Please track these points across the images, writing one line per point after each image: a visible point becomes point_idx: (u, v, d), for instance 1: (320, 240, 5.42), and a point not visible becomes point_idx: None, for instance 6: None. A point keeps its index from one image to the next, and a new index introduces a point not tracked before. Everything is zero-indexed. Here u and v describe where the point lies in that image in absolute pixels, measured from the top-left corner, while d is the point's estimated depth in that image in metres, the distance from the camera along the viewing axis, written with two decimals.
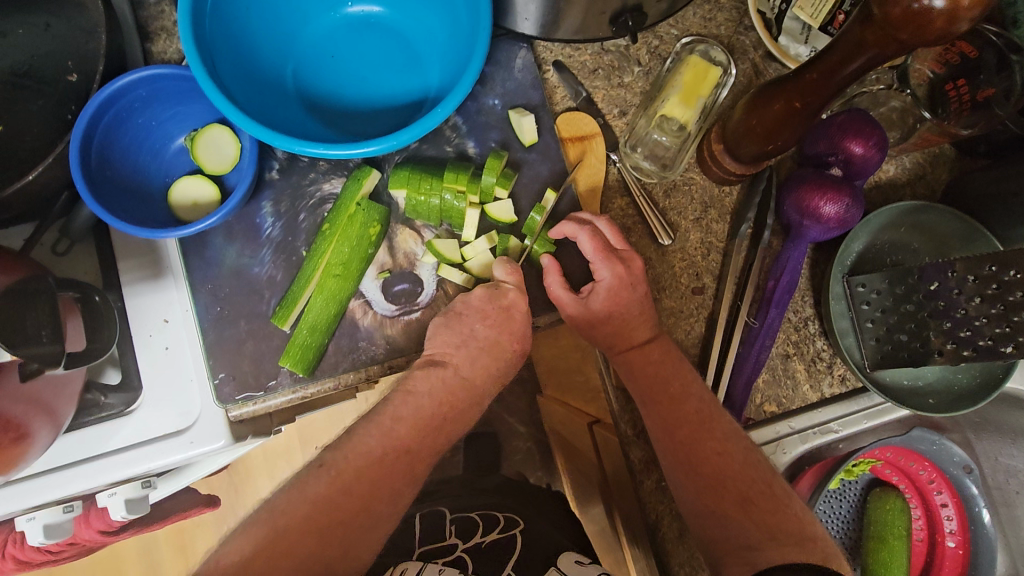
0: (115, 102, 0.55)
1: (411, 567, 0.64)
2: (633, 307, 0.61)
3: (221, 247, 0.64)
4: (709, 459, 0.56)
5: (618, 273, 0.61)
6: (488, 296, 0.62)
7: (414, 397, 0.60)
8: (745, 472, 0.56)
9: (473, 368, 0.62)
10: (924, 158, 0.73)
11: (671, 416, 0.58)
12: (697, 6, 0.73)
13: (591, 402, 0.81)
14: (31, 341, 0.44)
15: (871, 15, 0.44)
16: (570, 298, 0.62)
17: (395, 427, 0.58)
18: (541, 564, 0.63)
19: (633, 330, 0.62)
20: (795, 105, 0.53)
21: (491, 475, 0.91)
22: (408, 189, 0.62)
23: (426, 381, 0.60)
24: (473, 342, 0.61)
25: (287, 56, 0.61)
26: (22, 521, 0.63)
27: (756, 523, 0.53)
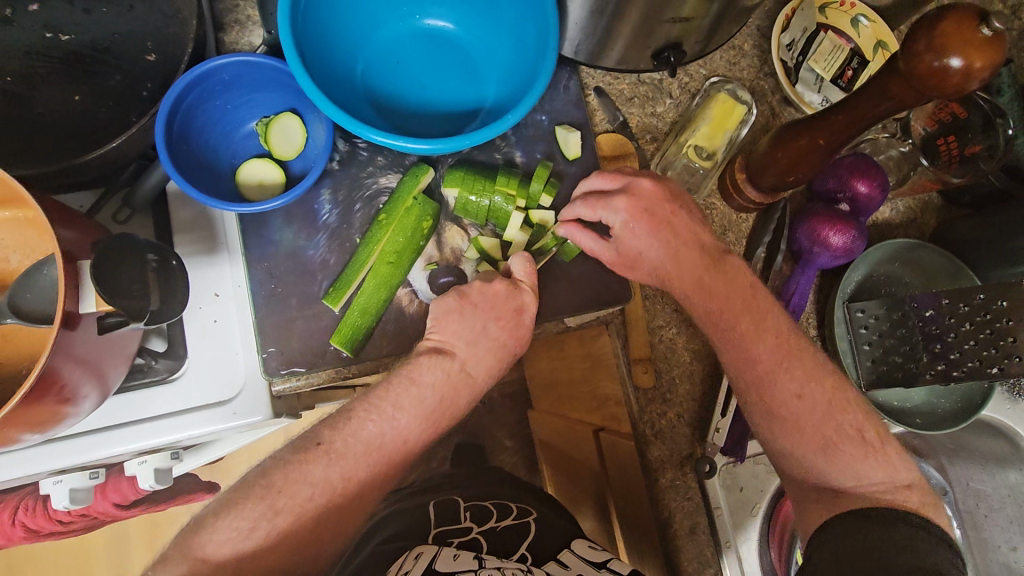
0: (202, 82, 0.58)
1: (425, 547, 0.66)
2: (655, 229, 0.63)
3: (280, 229, 0.67)
4: (787, 402, 0.58)
5: (625, 205, 0.63)
6: (503, 295, 0.65)
7: (418, 389, 0.61)
8: (822, 423, 0.57)
9: (478, 365, 0.64)
10: (915, 204, 0.82)
11: (741, 358, 0.60)
12: (724, 51, 0.80)
13: (597, 410, 0.76)
14: (126, 295, 0.48)
15: (897, 67, 0.51)
16: (603, 246, 0.65)
17: (397, 417, 0.59)
18: (554, 548, 0.67)
19: (684, 260, 0.63)
20: (819, 142, 0.60)
21: (494, 471, 0.94)
22: (461, 188, 0.67)
23: (431, 371, 0.61)
24: (483, 339, 0.64)
25: (359, 58, 0.66)
26: (48, 484, 0.63)
27: (836, 467, 0.57)
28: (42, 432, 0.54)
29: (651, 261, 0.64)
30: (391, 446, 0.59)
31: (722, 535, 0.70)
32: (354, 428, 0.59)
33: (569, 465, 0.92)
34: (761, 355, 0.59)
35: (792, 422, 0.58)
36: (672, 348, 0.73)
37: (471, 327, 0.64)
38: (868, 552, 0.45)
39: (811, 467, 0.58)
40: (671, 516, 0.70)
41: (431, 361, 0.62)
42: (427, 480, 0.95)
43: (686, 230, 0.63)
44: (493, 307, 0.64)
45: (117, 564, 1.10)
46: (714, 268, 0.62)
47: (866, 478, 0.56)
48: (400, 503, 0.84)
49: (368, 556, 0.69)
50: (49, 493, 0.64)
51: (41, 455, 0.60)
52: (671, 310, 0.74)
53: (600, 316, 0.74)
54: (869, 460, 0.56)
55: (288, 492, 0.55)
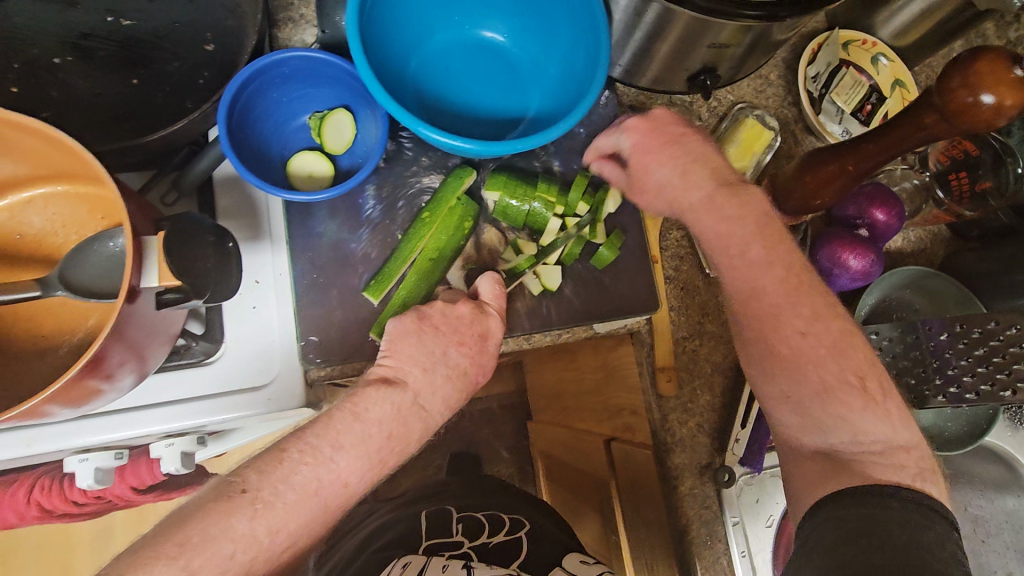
0: (264, 73, 0.60)
1: (414, 558, 0.68)
2: (666, 143, 0.63)
3: (324, 221, 0.68)
4: (789, 338, 0.53)
5: (633, 128, 0.65)
6: (468, 318, 0.63)
7: (364, 423, 0.53)
8: (826, 362, 0.52)
9: (433, 397, 0.58)
10: (926, 235, 0.86)
11: (746, 285, 0.56)
12: (751, 79, 0.84)
13: (608, 420, 0.79)
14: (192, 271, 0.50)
15: (931, 101, 0.54)
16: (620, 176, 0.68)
17: (335, 458, 0.51)
18: (548, 564, 0.67)
19: (693, 184, 0.61)
20: (848, 168, 0.64)
21: (491, 480, 0.95)
22: (504, 192, 0.68)
23: (380, 404, 0.55)
24: (441, 366, 0.59)
25: (411, 62, 0.68)
26: (74, 462, 0.62)
27: (828, 417, 0.52)
28: (71, 406, 0.54)
29: (664, 176, 0.63)
30: (330, 494, 0.51)
31: (738, 546, 0.72)
32: (283, 476, 0.49)
33: (581, 477, 0.96)
34: (770, 286, 0.55)
35: (792, 363, 0.53)
36: (694, 360, 0.75)
37: (431, 349, 0.60)
38: (857, 536, 0.43)
39: (806, 412, 0.53)
40: (689, 523, 0.72)
41: (380, 393, 0.55)
42: (421, 489, 0.96)
43: (695, 150, 0.63)
44: (456, 330, 0.62)
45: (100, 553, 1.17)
46: (731, 191, 0.59)
47: (863, 433, 0.51)
48: (395, 512, 0.84)
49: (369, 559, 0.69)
50: (73, 470, 0.62)
51: (73, 431, 0.60)
52: (693, 321, 0.76)
53: (628, 325, 0.75)
54: (866, 412, 0.51)
55: (203, 553, 0.44)
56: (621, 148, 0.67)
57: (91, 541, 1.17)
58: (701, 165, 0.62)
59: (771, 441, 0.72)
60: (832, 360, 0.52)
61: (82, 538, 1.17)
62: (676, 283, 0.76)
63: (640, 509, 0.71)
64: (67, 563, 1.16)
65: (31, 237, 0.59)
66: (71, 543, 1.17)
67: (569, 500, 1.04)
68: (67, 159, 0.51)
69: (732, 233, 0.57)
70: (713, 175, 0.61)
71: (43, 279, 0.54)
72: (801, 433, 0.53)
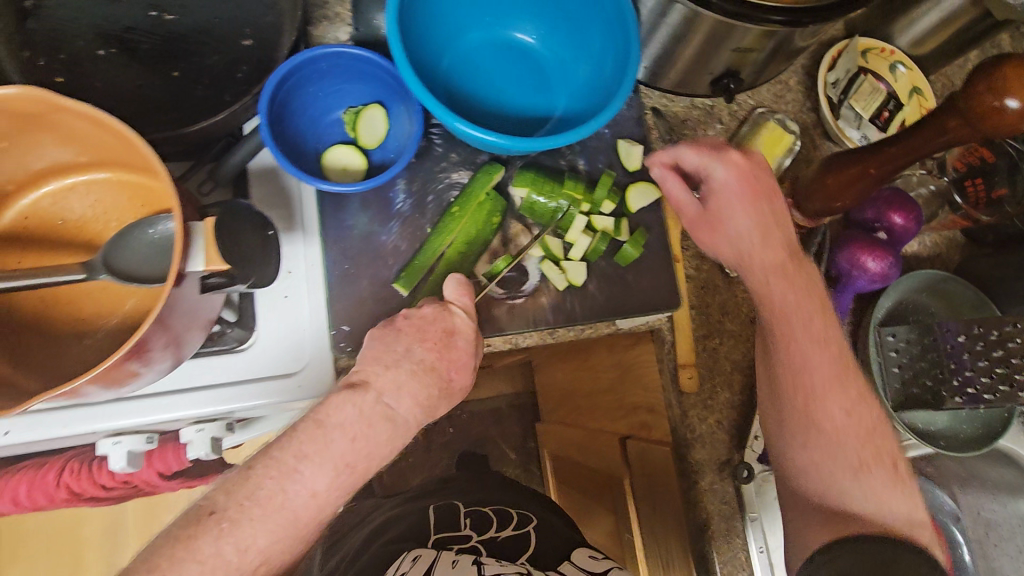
0: (302, 68, 0.61)
1: (424, 552, 0.68)
2: (755, 197, 0.64)
3: (356, 213, 0.69)
4: (834, 415, 0.61)
5: (733, 162, 0.64)
6: (431, 317, 0.62)
7: (322, 431, 0.52)
8: (863, 439, 0.61)
9: (399, 396, 0.56)
10: (941, 241, 0.87)
11: (805, 360, 0.62)
12: (771, 85, 0.86)
13: (624, 417, 0.81)
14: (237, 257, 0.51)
15: (956, 105, 0.55)
16: (687, 198, 0.66)
17: (299, 469, 0.51)
18: (558, 558, 0.67)
19: (772, 248, 0.63)
20: (870, 170, 0.65)
21: (496, 477, 0.96)
22: (532, 188, 0.70)
23: (340, 410, 0.54)
24: (405, 362, 0.58)
25: (443, 60, 0.69)
26: (107, 445, 0.62)
27: (862, 490, 0.60)
28: (106, 387, 0.54)
29: (738, 226, 0.64)
30: (297, 505, 0.50)
31: (755, 542, 0.73)
32: (248, 493, 0.49)
33: (592, 476, 0.97)
34: (824, 364, 0.61)
35: (831, 436, 0.61)
36: (715, 357, 0.76)
37: (393, 350, 0.59)
38: None
39: (841, 485, 0.61)
40: (709, 518, 0.73)
41: (341, 398, 0.54)
42: (426, 486, 0.98)
43: (777, 211, 0.65)
44: (420, 330, 0.61)
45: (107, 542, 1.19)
46: (800, 264, 0.64)
47: (890, 507, 0.59)
48: (399, 508, 0.85)
49: (376, 553, 0.69)
50: (107, 454, 0.62)
51: (106, 414, 0.61)
52: (713, 320, 0.77)
53: (649, 322, 0.76)
54: (893, 489, 0.60)
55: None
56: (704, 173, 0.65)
57: (102, 543, 1.19)
58: (780, 230, 0.64)
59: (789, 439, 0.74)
60: (864, 437, 0.61)
61: (93, 539, 1.19)
62: (696, 282, 0.77)
63: (656, 507, 0.73)
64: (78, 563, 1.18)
65: (72, 223, 0.60)
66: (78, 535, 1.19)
67: (580, 499, 1.05)
68: (114, 144, 0.52)
69: (799, 306, 0.62)
70: (782, 241, 0.64)
71: (87, 263, 0.55)
72: (823, 493, 0.62)
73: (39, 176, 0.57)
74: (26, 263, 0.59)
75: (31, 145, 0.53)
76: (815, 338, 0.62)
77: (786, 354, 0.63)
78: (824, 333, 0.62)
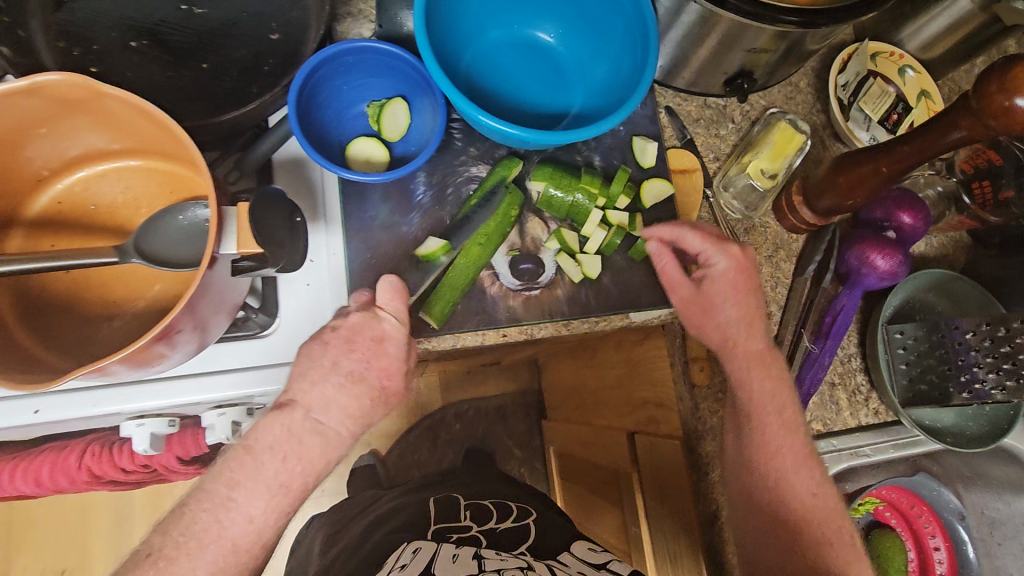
0: (331, 61, 0.63)
1: (423, 542, 0.68)
2: (744, 291, 0.70)
3: (378, 204, 0.71)
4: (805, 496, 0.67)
5: (734, 256, 0.69)
6: (359, 327, 0.59)
7: (252, 457, 0.53)
8: (830, 518, 0.67)
9: (326, 412, 0.56)
10: (947, 242, 0.88)
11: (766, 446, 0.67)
12: (781, 86, 0.87)
13: (635, 411, 0.85)
14: (268, 242, 0.52)
15: (970, 105, 0.57)
16: (683, 280, 0.70)
17: (232, 497, 0.52)
18: (557, 549, 0.69)
19: (751, 337, 0.69)
20: (882, 169, 0.66)
21: (494, 473, 1.03)
22: (550, 182, 0.72)
23: (268, 432, 0.54)
24: (331, 377, 0.57)
25: (464, 56, 0.71)
26: (131, 427, 0.64)
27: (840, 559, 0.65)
28: (133, 368, 0.55)
29: (727, 314, 0.69)
30: (234, 534, 0.51)
31: None
32: (184, 528, 0.50)
33: (598, 472, 0.97)
34: (793, 450, 0.68)
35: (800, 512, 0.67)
36: None
37: (317, 365, 0.57)
38: None
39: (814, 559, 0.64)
40: (718, 510, 0.73)
41: (268, 419, 0.55)
42: (426, 479, 1.00)
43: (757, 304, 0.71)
44: (348, 342, 0.58)
45: (119, 524, 1.26)
46: (772, 355, 0.70)
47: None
48: (400, 500, 0.87)
49: (377, 542, 0.71)
50: (131, 435, 0.64)
51: (132, 395, 0.62)
52: None
53: (661, 317, 0.76)
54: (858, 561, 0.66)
55: None
56: (704, 260, 0.70)
57: (109, 527, 1.26)
58: (759, 319, 0.71)
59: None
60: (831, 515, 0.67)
61: (101, 524, 1.26)
62: None
63: (664, 505, 0.76)
64: (86, 548, 1.25)
65: (103, 208, 0.61)
66: (88, 517, 1.26)
67: (585, 496, 1.06)
68: (150, 131, 0.54)
69: (773, 394, 0.68)
70: (757, 330, 0.70)
71: (119, 247, 0.56)
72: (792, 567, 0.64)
73: (73, 163, 0.59)
74: (58, 245, 0.60)
75: (70, 131, 0.55)
76: (784, 424, 0.69)
77: (758, 438, 0.67)
78: (791, 420, 0.69)
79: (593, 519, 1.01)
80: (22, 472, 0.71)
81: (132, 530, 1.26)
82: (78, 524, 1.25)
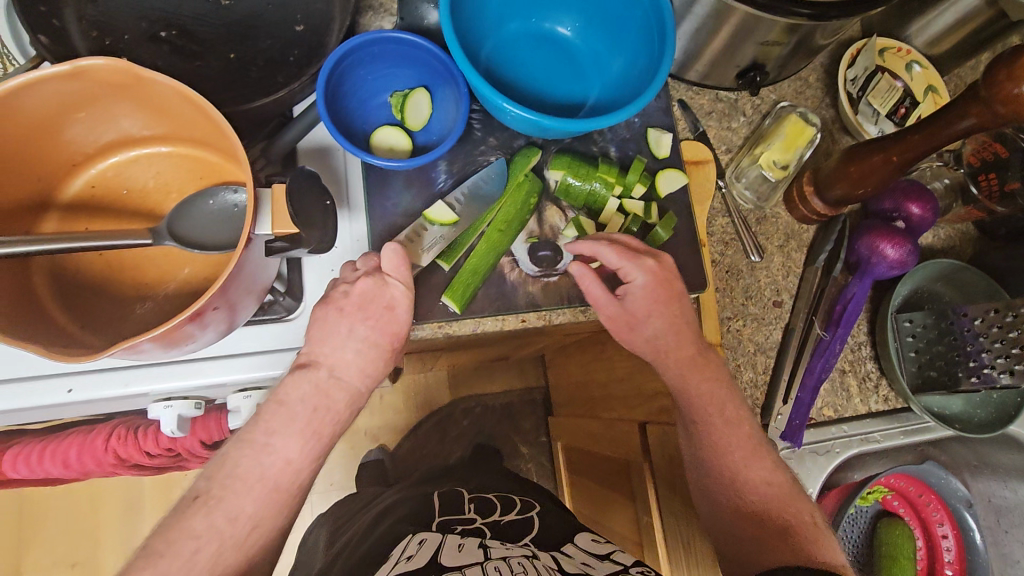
0: (357, 51, 0.65)
1: (428, 534, 0.69)
2: (668, 301, 0.70)
3: (400, 191, 0.72)
4: (757, 486, 0.66)
5: (650, 268, 0.70)
6: (371, 294, 0.62)
7: (285, 408, 0.56)
8: (791, 502, 0.66)
9: (349, 368, 0.60)
10: (954, 233, 0.89)
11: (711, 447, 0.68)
12: (791, 81, 0.89)
13: (642, 403, 0.86)
14: (299, 223, 0.53)
15: (979, 93, 0.59)
16: (608, 298, 0.70)
17: (270, 443, 0.55)
18: (560, 541, 0.69)
19: (681, 344, 0.70)
20: (894, 158, 0.68)
21: (496, 469, 1.03)
22: (568, 171, 0.74)
23: (297, 389, 0.57)
24: (350, 343, 0.60)
25: (483, 48, 0.73)
26: (159, 408, 0.65)
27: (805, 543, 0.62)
28: (164, 349, 0.56)
29: (653, 328, 0.70)
30: (274, 475, 0.54)
31: None
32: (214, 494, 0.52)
33: (607, 465, 0.98)
34: (741, 443, 0.68)
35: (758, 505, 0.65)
36: (739, 339, 0.79)
37: (336, 331, 0.60)
38: None
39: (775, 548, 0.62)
40: None
41: (295, 377, 0.58)
42: (428, 473, 1.01)
43: (685, 312, 0.72)
44: (363, 307, 0.61)
45: (129, 514, 1.27)
46: (706, 358, 0.71)
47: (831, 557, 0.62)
48: (402, 494, 0.87)
49: (386, 529, 0.72)
50: (159, 416, 0.66)
51: (161, 377, 0.63)
52: (737, 303, 0.80)
53: None
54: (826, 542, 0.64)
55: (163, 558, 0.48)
56: (623, 275, 0.70)
57: (120, 519, 1.27)
58: (688, 327, 0.71)
59: (808, 418, 0.79)
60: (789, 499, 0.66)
61: (112, 517, 1.27)
62: (721, 267, 0.81)
63: (678, 493, 0.78)
64: (97, 541, 1.25)
65: (135, 193, 0.62)
66: (98, 507, 1.26)
67: (595, 488, 1.07)
68: (186, 114, 0.55)
69: (711, 399, 0.69)
70: (689, 330, 0.71)
71: (154, 229, 0.57)
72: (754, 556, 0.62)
73: (107, 149, 0.60)
74: (93, 228, 0.62)
75: (106, 116, 0.56)
76: (728, 421, 0.69)
77: (700, 438, 0.68)
78: (734, 418, 0.69)
79: (605, 515, 1.01)
80: (51, 454, 0.74)
81: (140, 523, 1.27)
82: (89, 514, 1.26)
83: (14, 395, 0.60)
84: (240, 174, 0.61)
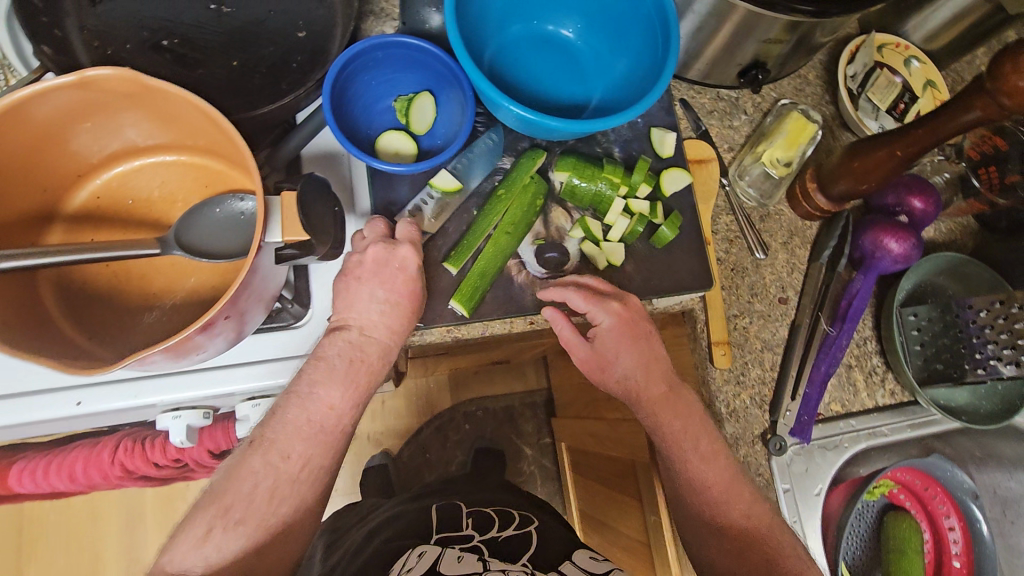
0: (362, 56, 0.65)
1: (430, 547, 0.68)
2: (635, 340, 0.70)
3: (406, 195, 0.72)
4: (736, 521, 0.66)
5: (616, 312, 0.69)
6: (383, 259, 0.64)
7: (324, 363, 0.61)
8: (773, 532, 0.66)
9: (377, 328, 0.63)
10: (955, 228, 0.89)
11: (690, 483, 0.68)
12: (791, 79, 0.89)
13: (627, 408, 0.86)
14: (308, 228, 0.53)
15: (984, 86, 0.59)
16: (579, 340, 0.71)
17: (313, 393, 0.59)
18: (558, 560, 0.68)
19: (651, 383, 0.71)
20: (897, 153, 0.68)
21: (494, 482, 1.02)
22: (574, 172, 0.74)
23: (333, 345, 0.62)
24: (372, 305, 0.63)
25: (486, 51, 0.73)
26: (167, 419, 0.65)
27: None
28: (175, 360, 0.55)
29: (623, 366, 0.71)
30: (319, 419, 0.59)
31: (790, 514, 0.79)
32: None
33: (614, 466, 0.98)
34: (710, 480, 0.67)
35: (742, 542, 0.65)
36: (746, 336, 0.79)
37: (358, 297, 0.63)
38: None
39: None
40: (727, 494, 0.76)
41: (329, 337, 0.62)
42: (426, 486, 0.99)
43: (658, 349, 0.72)
44: (377, 273, 0.63)
45: (131, 526, 1.26)
46: (676, 397, 0.71)
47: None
48: (399, 507, 0.86)
49: (394, 539, 0.71)
50: (167, 427, 0.65)
51: (170, 388, 0.63)
52: (743, 301, 0.80)
53: (683, 302, 0.79)
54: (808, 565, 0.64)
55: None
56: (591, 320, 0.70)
57: (121, 532, 1.26)
58: (657, 364, 0.72)
59: (816, 413, 0.79)
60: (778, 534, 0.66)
61: (112, 531, 1.26)
62: (726, 265, 0.81)
63: None
64: (98, 555, 1.24)
65: (140, 203, 0.62)
66: (98, 522, 1.25)
67: (601, 493, 1.07)
68: (194, 121, 0.55)
69: (684, 431, 0.69)
70: (659, 364, 0.72)
71: (161, 238, 0.57)
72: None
73: (112, 158, 0.60)
74: (98, 239, 0.61)
75: (112, 124, 0.56)
76: (702, 455, 0.68)
77: (679, 465, 0.68)
78: (711, 452, 0.69)
79: (612, 517, 1.01)
80: (57, 467, 0.74)
81: (142, 535, 1.26)
82: (90, 527, 1.25)
83: (21, 408, 0.60)
84: (246, 182, 0.61)
